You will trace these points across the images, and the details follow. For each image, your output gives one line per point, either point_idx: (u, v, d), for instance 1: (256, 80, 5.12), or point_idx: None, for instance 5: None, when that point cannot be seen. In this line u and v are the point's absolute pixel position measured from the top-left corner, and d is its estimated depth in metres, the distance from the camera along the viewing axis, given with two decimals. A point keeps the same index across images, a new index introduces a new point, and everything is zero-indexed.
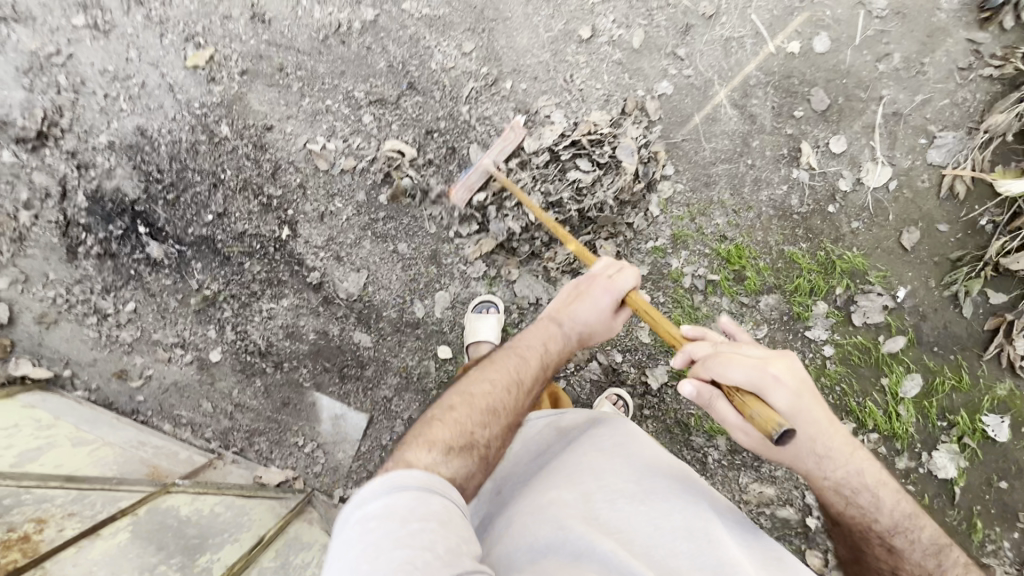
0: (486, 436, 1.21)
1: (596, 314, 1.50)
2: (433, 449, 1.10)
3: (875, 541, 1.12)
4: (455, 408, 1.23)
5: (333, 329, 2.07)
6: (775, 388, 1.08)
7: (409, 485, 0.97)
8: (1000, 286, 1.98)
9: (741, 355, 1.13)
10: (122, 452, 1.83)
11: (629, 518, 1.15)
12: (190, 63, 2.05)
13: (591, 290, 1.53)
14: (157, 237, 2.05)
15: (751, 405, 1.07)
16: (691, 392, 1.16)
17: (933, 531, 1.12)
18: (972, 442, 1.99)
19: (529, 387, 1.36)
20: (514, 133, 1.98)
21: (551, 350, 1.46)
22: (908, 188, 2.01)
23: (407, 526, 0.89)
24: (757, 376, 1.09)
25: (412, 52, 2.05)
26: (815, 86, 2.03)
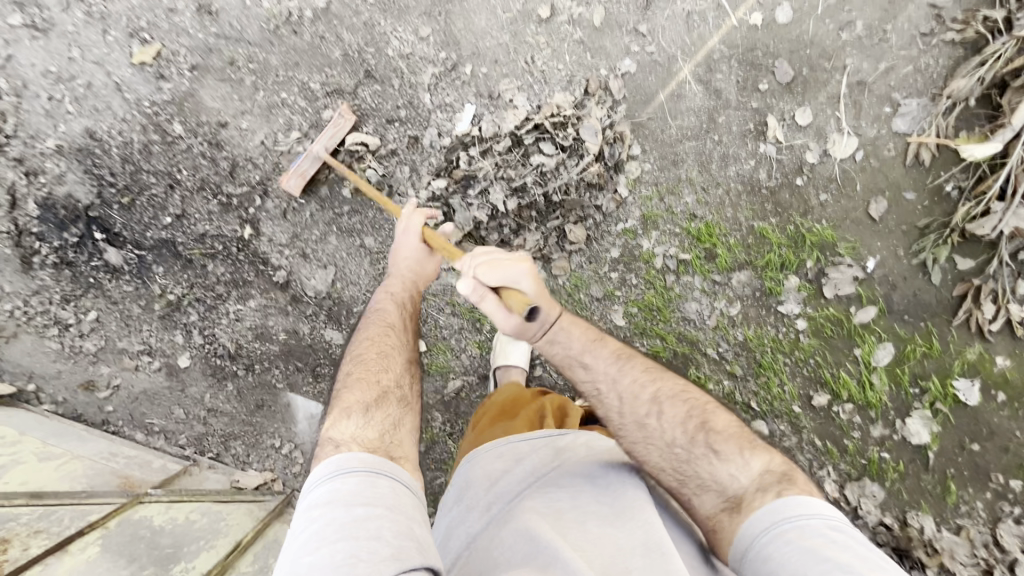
0: (392, 380, 1.34)
1: (413, 251, 1.68)
2: (352, 414, 1.20)
3: (577, 367, 1.34)
4: (352, 371, 1.35)
5: (304, 327, 2.03)
6: (521, 279, 1.28)
7: (355, 470, 1.03)
8: (967, 252, 1.98)
9: (496, 258, 1.28)
10: (91, 464, 1.78)
11: (598, 537, 1.07)
12: (137, 60, 1.97)
13: (405, 234, 1.69)
14: (114, 242, 1.99)
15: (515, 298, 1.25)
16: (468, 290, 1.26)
17: (611, 347, 1.37)
18: (944, 407, 2.02)
19: (402, 326, 1.54)
20: (342, 117, 1.96)
21: (398, 293, 1.64)
22: (874, 158, 2.00)
23: (351, 511, 0.96)
24: (508, 272, 1.27)
25: (368, 39, 1.99)
26: (779, 58, 2.01)
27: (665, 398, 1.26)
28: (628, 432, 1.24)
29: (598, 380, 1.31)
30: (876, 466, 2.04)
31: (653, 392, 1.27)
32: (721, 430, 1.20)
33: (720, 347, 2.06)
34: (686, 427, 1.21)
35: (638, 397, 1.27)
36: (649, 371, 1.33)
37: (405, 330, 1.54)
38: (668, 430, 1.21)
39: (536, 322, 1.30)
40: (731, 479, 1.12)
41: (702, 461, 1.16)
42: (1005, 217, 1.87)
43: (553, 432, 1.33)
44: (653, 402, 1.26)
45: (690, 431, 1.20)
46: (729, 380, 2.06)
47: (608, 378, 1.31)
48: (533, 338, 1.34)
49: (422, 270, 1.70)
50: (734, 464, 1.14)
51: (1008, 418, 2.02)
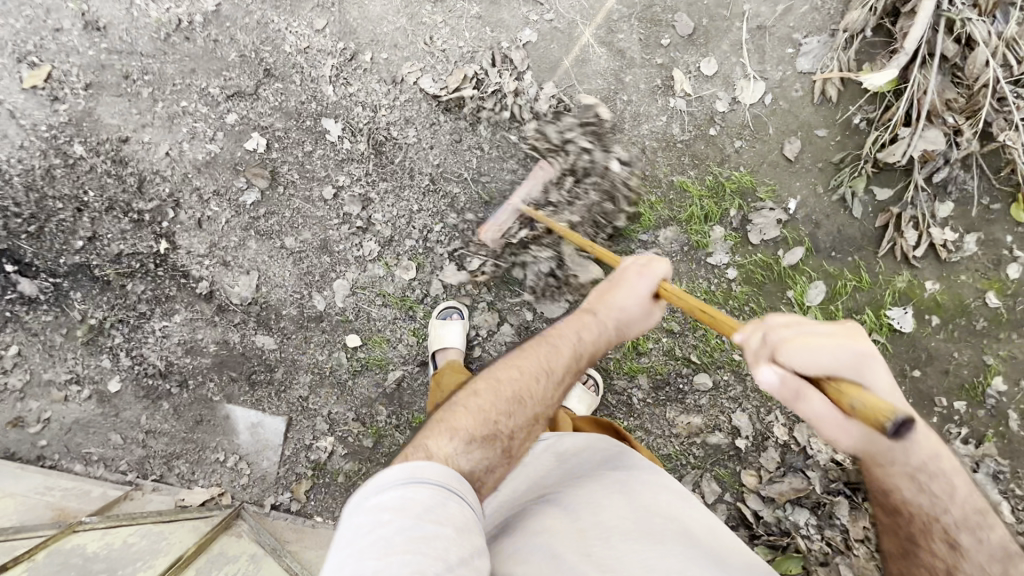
0: (511, 428, 1.10)
1: (633, 302, 1.33)
2: (454, 437, 1.02)
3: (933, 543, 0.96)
4: (479, 394, 1.12)
5: (233, 336, 2.00)
6: (857, 364, 0.92)
7: (428, 481, 0.88)
8: (884, 182, 2.01)
9: (816, 336, 0.95)
10: (24, 500, 1.72)
11: (630, 553, 0.99)
12: (28, 84, 1.92)
13: (627, 276, 1.36)
14: (27, 273, 1.94)
15: (851, 391, 0.89)
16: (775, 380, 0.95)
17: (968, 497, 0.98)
18: (881, 338, 2.04)
19: (560, 378, 1.22)
20: (542, 170, 1.98)
21: (584, 340, 1.28)
22: (783, 100, 2.01)
23: (424, 525, 0.81)
24: (836, 353, 0.92)
25: (263, 38, 1.96)
26: (678, 12, 2.01)
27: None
28: None
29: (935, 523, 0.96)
30: None
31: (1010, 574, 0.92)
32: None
33: None
34: None
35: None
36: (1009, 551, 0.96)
37: (561, 381, 1.22)
38: None
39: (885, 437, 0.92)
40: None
41: None
42: (913, 141, 1.90)
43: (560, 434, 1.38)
44: None
45: None
46: (668, 336, 2.06)
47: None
48: (890, 463, 0.96)
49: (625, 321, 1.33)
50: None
51: (944, 341, 2.04)
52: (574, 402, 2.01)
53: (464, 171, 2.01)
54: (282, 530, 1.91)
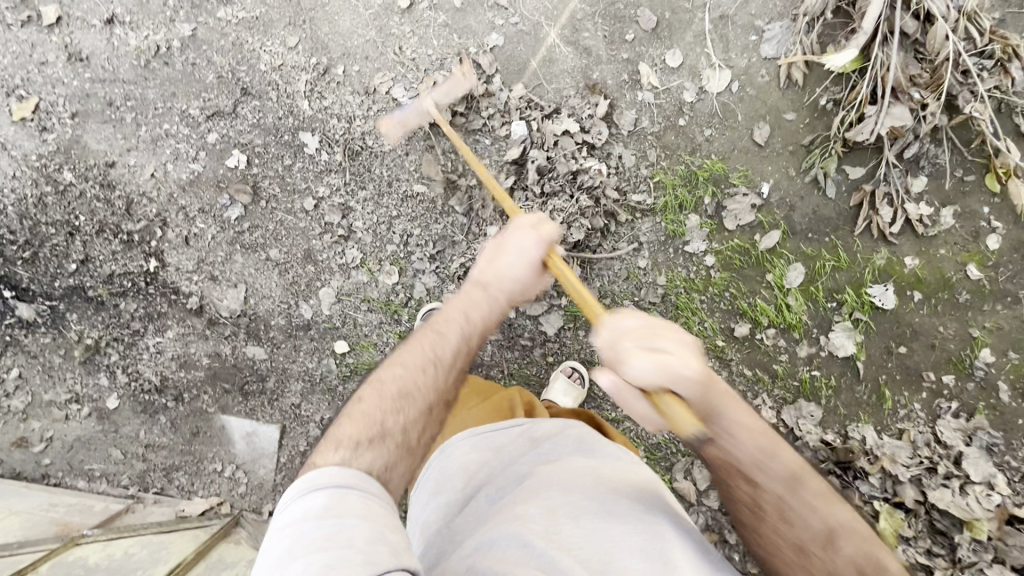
0: (400, 425, 1.07)
1: (516, 270, 1.35)
2: (340, 447, 0.98)
3: (766, 510, 0.98)
4: (363, 400, 1.10)
5: (225, 349, 2.05)
6: (684, 381, 0.95)
7: (325, 484, 0.88)
8: (855, 161, 2.02)
9: (649, 343, 0.98)
10: (29, 517, 1.77)
11: (598, 536, 1.00)
12: (17, 117, 2.01)
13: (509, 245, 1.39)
14: (25, 297, 2.02)
15: (671, 402, 0.95)
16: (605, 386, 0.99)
17: (786, 459, 0.99)
18: (863, 316, 2.04)
19: (450, 361, 1.21)
20: (462, 79, 1.99)
21: (471, 317, 1.29)
22: (750, 86, 2.04)
23: (321, 524, 0.81)
24: (668, 368, 0.95)
25: (239, 58, 2.03)
26: (641, 7, 2.04)
27: (842, 532, 0.95)
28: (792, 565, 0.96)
29: (759, 495, 0.98)
30: (808, 385, 2.05)
31: (826, 520, 0.95)
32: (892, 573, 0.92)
33: (636, 298, 2.09)
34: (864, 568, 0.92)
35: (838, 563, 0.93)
36: (856, 517, 0.98)
37: (451, 366, 1.21)
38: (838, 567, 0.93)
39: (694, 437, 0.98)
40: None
41: None
42: (879, 119, 1.92)
43: (528, 424, 1.36)
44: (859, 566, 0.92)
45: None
46: None
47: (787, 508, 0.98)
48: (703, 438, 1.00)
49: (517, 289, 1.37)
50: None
51: (928, 316, 2.04)
52: (561, 397, 1.99)
53: (434, 175, 2.04)
54: None
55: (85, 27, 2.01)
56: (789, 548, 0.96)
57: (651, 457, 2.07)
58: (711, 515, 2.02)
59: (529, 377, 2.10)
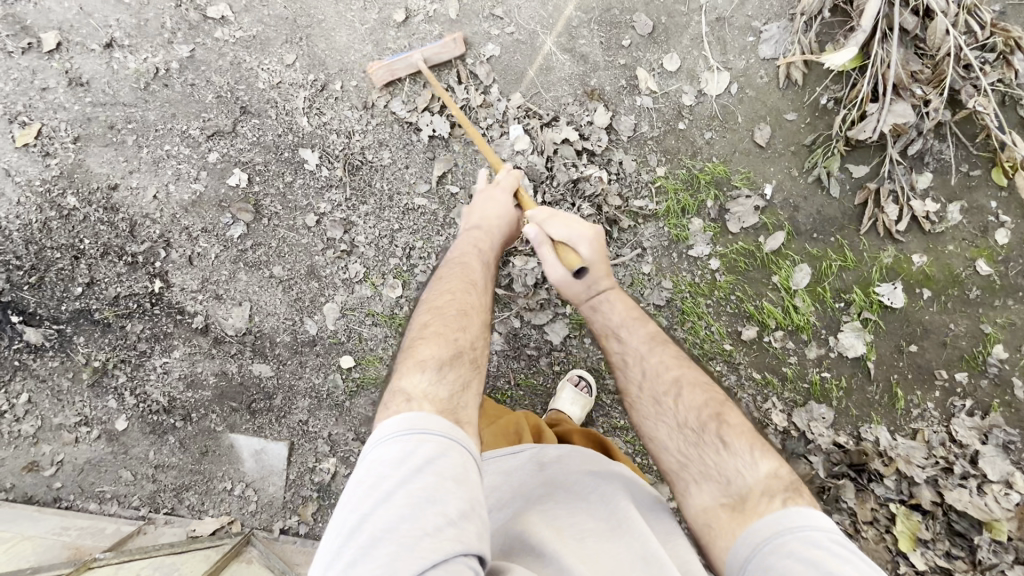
0: (470, 338, 1.15)
1: (501, 209, 1.59)
2: (426, 369, 1.04)
3: (633, 370, 1.27)
4: (430, 323, 1.16)
5: (231, 367, 2.05)
6: (579, 241, 1.41)
7: (429, 432, 0.91)
8: (858, 160, 2.01)
9: (565, 217, 1.46)
10: (42, 541, 1.77)
11: (608, 555, 1.02)
12: (20, 143, 2.02)
13: (496, 196, 1.63)
14: (32, 322, 2.02)
15: (566, 248, 1.42)
16: (528, 235, 1.47)
17: (651, 331, 1.32)
18: (872, 315, 2.02)
19: (484, 285, 1.35)
20: (452, 43, 1.97)
21: (482, 247, 1.48)
22: (749, 88, 2.03)
23: (422, 477, 0.85)
24: (571, 231, 1.42)
25: (237, 78, 2.04)
26: (636, 13, 2.04)
27: (689, 386, 1.19)
28: (646, 409, 1.21)
29: (628, 353, 1.30)
30: (819, 387, 2.03)
31: (678, 377, 1.21)
32: (736, 426, 1.11)
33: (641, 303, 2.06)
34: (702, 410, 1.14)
35: (685, 411, 1.16)
36: (711, 386, 1.21)
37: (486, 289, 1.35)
38: (683, 412, 1.15)
39: (583, 281, 1.42)
40: (741, 478, 1.03)
41: (710, 450, 1.09)
42: (882, 116, 1.90)
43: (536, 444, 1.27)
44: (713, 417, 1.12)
45: (705, 417, 1.13)
46: None
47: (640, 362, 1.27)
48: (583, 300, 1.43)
49: (506, 225, 1.58)
50: (758, 472, 1.03)
51: (938, 313, 2.01)
52: (568, 406, 1.96)
53: (437, 189, 2.05)
54: (290, 554, 1.93)
55: (85, 52, 2.03)
56: (648, 400, 1.21)
57: None
58: None
59: (536, 387, 2.08)
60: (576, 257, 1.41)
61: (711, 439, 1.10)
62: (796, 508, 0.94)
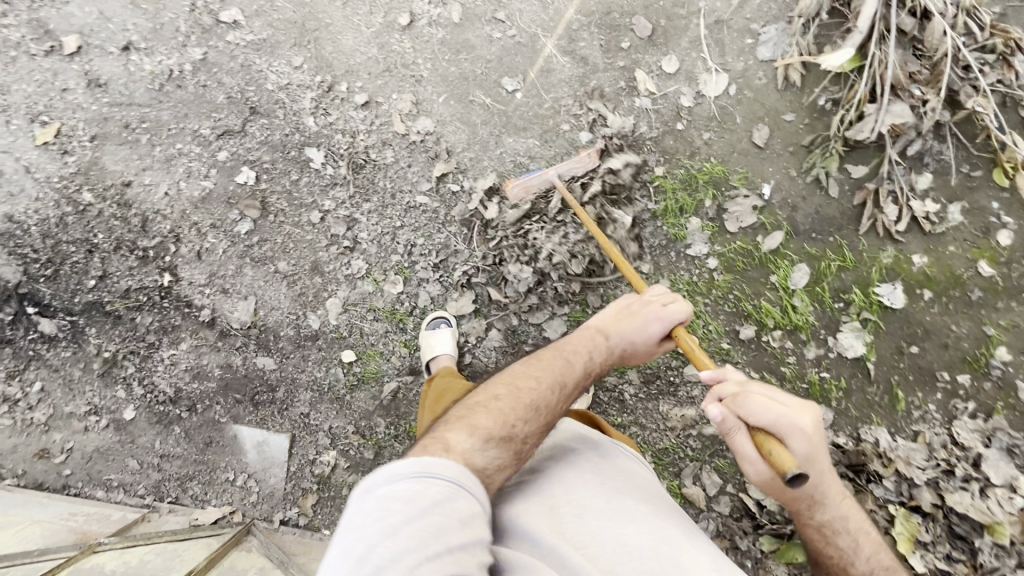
0: (526, 433, 1.17)
1: (643, 339, 1.48)
2: (473, 433, 1.09)
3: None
4: (501, 398, 1.20)
5: (236, 359, 2.10)
6: (795, 435, 1.13)
7: (439, 475, 0.96)
8: (857, 160, 2.01)
9: (775, 400, 1.16)
10: (50, 525, 1.82)
11: (603, 530, 1.04)
12: (39, 141, 2.10)
13: (642, 314, 1.50)
14: (46, 313, 2.09)
15: (774, 445, 1.13)
16: (717, 415, 1.21)
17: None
18: (872, 316, 2.01)
19: (571, 392, 1.30)
20: (588, 159, 2.00)
21: (594, 359, 1.40)
22: (748, 89, 2.05)
23: (429, 515, 0.89)
24: (784, 419, 1.14)
25: (247, 79, 2.11)
26: (635, 16, 2.09)
27: None
28: None
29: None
30: (818, 387, 2.02)
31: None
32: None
33: None
34: None
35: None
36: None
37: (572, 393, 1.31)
38: None
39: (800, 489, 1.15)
40: None
41: None
42: (880, 116, 1.90)
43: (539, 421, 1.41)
44: None
45: None
46: None
47: None
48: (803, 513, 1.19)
49: (630, 343, 1.47)
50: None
51: (939, 314, 2.00)
52: None
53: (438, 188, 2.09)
54: (291, 545, 1.97)
55: (104, 54, 2.12)
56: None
57: (658, 463, 2.04)
58: (721, 521, 1.99)
59: None
60: (790, 455, 1.12)
61: None
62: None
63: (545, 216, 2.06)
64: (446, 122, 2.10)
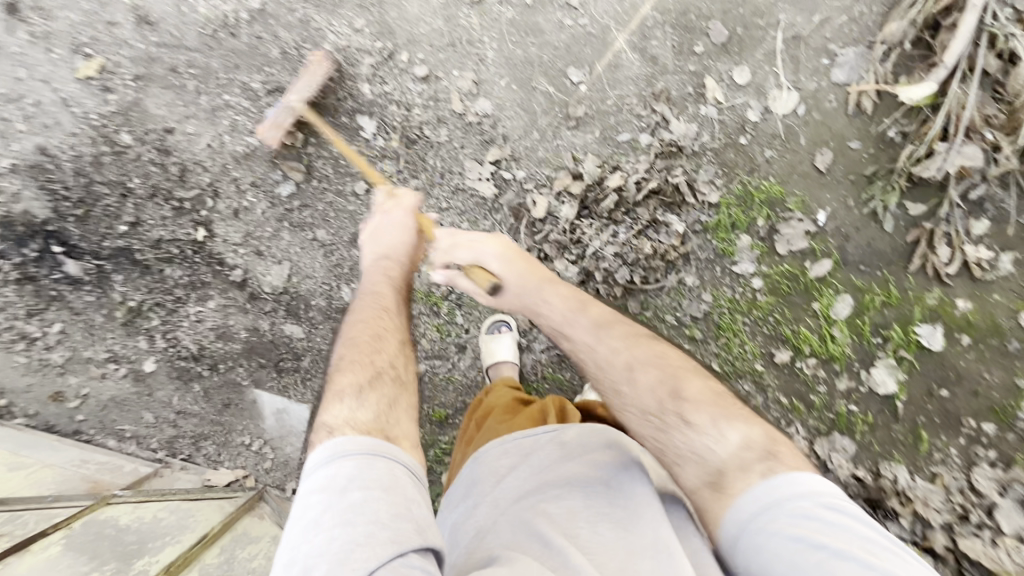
0: (386, 362, 1.22)
1: (410, 236, 1.65)
2: (345, 398, 1.09)
3: (586, 360, 1.29)
4: (343, 356, 1.23)
5: (264, 324, 2.06)
6: (487, 261, 1.49)
7: (351, 452, 0.96)
8: (917, 197, 1.98)
9: (468, 244, 1.53)
10: (62, 471, 1.78)
11: (612, 532, 1.01)
12: (81, 75, 2.01)
13: (398, 224, 1.65)
14: (73, 254, 2.03)
15: (479, 274, 1.48)
16: (440, 278, 1.53)
17: (592, 317, 1.34)
18: (908, 354, 2.01)
19: (397, 314, 1.40)
20: (318, 68, 1.97)
21: (396, 282, 1.52)
22: (816, 111, 2.00)
23: (350, 496, 0.89)
24: (477, 254, 1.50)
25: (304, 36, 2.03)
26: (712, 19, 2.01)
27: (642, 368, 1.20)
28: (608, 398, 1.23)
29: (577, 347, 1.31)
30: (845, 419, 2.02)
31: (628, 360, 1.23)
32: (695, 395, 1.14)
33: (677, 313, 2.04)
34: (658, 390, 1.16)
35: (643, 392, 1.17)
36: (662, 360, 1.22)
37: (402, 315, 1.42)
38: (641, 394, 1.17)
39: (506, 294, 1.47)
40: (711, 453, 1.06)
41: (677, 432, 1.11)
42: (948, 156, 1.89)
43: (556, 428, 1.29)
44: (672, 402, 1.14)
45: (662, 399, 1.15)
46: (690, 344, 2.05)
47: (588, 348, 1.29)
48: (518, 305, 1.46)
49: (411, 249, 1.64)
50: (729, 444, 1.06)
51: (975, 361, 1.99)
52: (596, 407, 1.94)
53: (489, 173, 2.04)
54: None
55: None
56: (608, 389, 1.23)
57: None
58: None
59: (562, 383, 2.05)
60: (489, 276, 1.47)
61: (676, 421, 1.12)
62: (780, 475, 0.97)
63: (595, 214, 2.01)
64: (505, 106, 2.04)
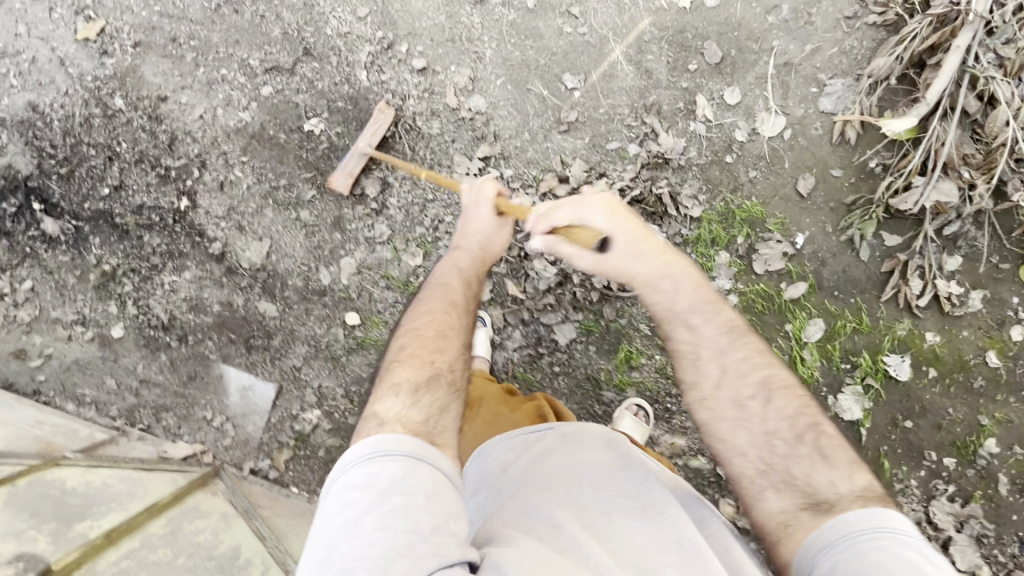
0: (447, 362, 1.16)
1: (488, 225, 1.51)
2: (399, 392, 1.06)
3: (704, 364, 1.15)
4: (403, 346, 1.18)
5: (237, 299, 2.04)
6: (594, 220, 1.27)
7: (392, 453, 0.93)
8: (893, 229, 2.02)
9: (565, 204, 1.31)
10: (15, 428, 1.74)
11: (630, 529, 1.03)
12: (81, 36, 2.02)
13: (475, 207, 1.52)
14: (52, 213, 2.02)
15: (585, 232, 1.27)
16: (540, 245, 1.31)
17: (725, 314, 1.20)
18: (875, 383, 2.02)
19: (464, 306, 1.32)
20: (382, 115, 2.02)
21: (462, 270, 1.43)
22: (802, 136, 2.04)
23: (392, 501, 0.86)
24: (581, 211, 1.28)
25: (307, 19, 2.05)
26: (707, 39, 2.06)
27: (778, 393, 1.11)
28: (724, 413, 1.11)
29: (700, 346, 1.17)
30: None
31: (765, 378, 1.12)
32: (830, 435, 1.07)
33: None
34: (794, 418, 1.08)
35: (776, 417, 1.08)
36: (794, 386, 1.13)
37: (467, 308, 1.33)
38: (772, 416, 1.08)
39: (615, 257, 1.26)
40: (834, 488, 1.00)
41: (804, 462, 1.04)
42: (925, 191, 1.92)
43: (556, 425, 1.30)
44: (805, 429, 1.07)
45: (798, 427, 1.07)
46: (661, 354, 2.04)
47: (714, 346, 1.16)
48: (633, 276, 1.26)
49: (485, 238, 1.51)
50: (854, 485, 1.00)
51: (940, 395, 2.01)
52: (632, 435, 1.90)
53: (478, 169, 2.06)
54: (257, 496, 1.92)
55: None
56: (727, 402, 1.11)
57: None
58: None
59: (532, 383, 2.04)
60: (593, 234, 1.26)
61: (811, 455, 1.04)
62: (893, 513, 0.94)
63: None
64: (499, 105, 2.07)
